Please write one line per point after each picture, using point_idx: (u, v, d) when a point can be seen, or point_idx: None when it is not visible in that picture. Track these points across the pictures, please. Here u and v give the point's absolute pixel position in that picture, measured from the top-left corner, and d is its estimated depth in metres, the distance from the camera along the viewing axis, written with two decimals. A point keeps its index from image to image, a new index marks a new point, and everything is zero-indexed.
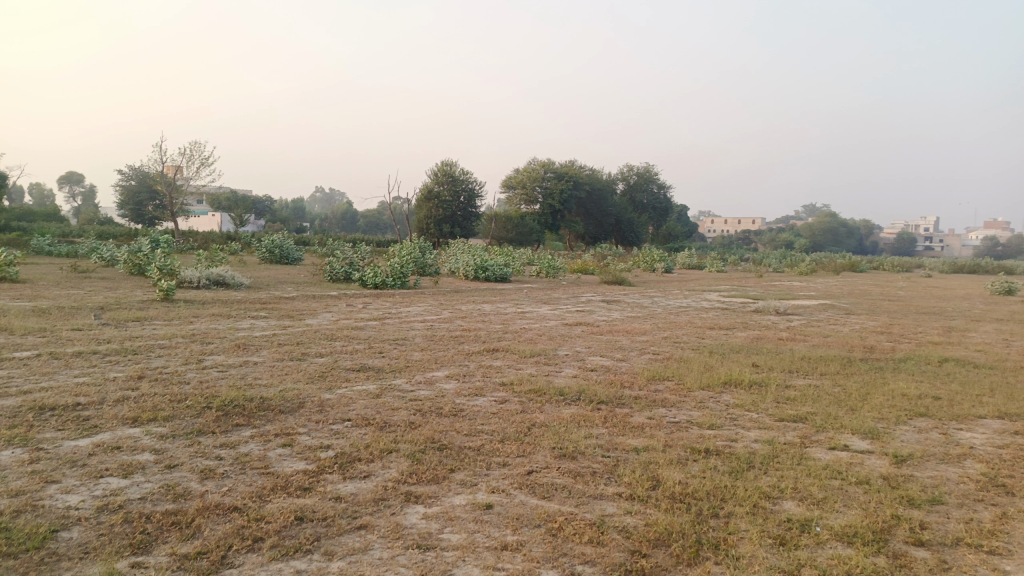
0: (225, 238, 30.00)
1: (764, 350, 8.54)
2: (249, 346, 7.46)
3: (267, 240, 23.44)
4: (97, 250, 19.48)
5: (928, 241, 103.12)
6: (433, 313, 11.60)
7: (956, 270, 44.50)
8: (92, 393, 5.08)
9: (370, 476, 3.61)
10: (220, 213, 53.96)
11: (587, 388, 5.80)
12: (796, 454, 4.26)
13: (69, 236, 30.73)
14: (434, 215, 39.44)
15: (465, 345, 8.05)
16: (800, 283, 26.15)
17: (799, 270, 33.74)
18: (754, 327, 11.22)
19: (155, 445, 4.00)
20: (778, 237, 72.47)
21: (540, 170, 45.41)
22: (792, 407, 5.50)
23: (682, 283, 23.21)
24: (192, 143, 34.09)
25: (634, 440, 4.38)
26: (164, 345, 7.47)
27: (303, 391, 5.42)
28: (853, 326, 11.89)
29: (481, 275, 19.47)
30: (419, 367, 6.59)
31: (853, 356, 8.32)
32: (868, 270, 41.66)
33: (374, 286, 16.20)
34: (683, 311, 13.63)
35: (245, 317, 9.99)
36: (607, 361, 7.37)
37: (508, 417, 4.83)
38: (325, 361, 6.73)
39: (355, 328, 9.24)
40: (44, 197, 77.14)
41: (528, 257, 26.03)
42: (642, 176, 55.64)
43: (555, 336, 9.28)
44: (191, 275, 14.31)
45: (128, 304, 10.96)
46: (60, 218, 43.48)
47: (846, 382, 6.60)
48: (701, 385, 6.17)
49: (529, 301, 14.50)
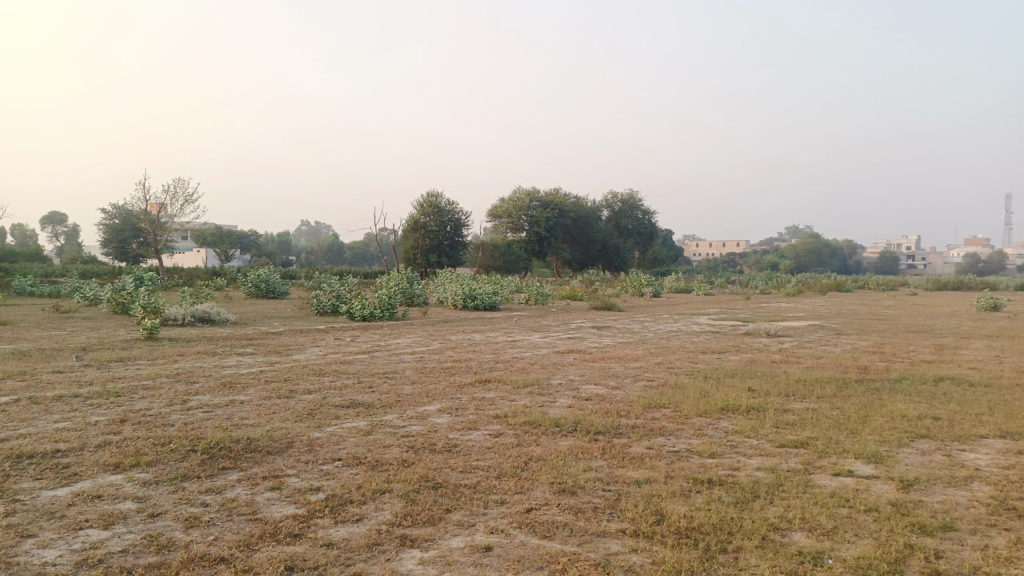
0: (210, 274, 29.81)
1: (759, 373, 8.46)
2: (235, 384, 7.29)
3: (253, 275, 23.26)
4: (80, 289, 19.23)
5: (910, 259, 104.24)
6: (423, 344, 11.47)
7: (940, 287, 44.98)
8: (72, 439, 4.90)
9: (363, 519, 3.46)
10: (205, 248, 53.72)
11: (583, 418, 5.69)
12: (801, 481, 4.17)
13: (52, 276, 30.38)
14: (421, 245, 39.40)
15: (456, 377, 7.91)
16: (788, 305, 26.25)
17: (786, 291, 33.89)
18: (747, 350, 11.17)
19: (138, 493, 3.83)
20: (763, 259, 73.04)
21: (525, 199, 45.59)
22: (792, 433, 5.41)
23: (671, 307, 23.20)
24: (177, 179, 33.95)
25: (635, 472, 4.26)
26: (147, 385, 7.29)
27: (292, 430, 5.26)
28: (845, 347, 11.88)
29: (470, 304, 19.37)
30: (410, 401, 6.46)
31: (848, 377, 8.26)
32: (854, 290, 41.92)
33: (362, 318, 16.05)
34: (674, 336, 13.58)
35: (232, 354, 9.81)
36: (601, 389, 7.26)
37: (504, 451, 4.71)
38: (314, 398, 6.57)
39: (344, 362, 9.09)
40: (26, 237, 76.53)
41: (516, 285, 25.97)
42: (626, 202, 56.05)
43: (547, 364, 9.17)
44: (176, 312, 14.10)
45: (111, 344, 10.75)
46: (43, 258, 43.08)
47: (844, 405, 6.52)
48: (698, 412, 6.07)
49: (519, 329, 14.40)
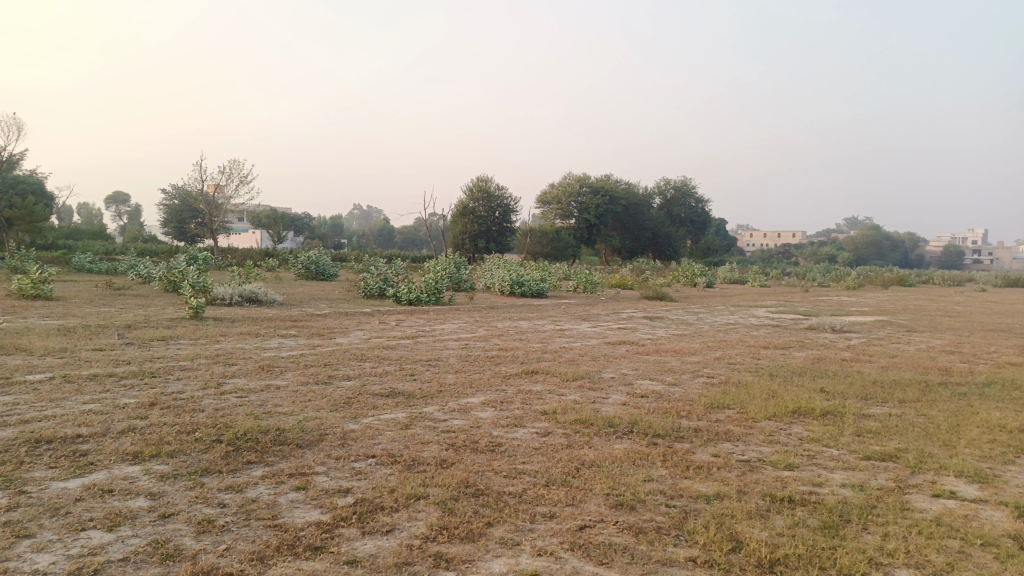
0: (262, 255, 30.06)
1: (829, 373, 7.80)
2: (273, 368, 6.99)
3: (302, 256, 23.26)
4: (134, 268, 19.45)
5: (977, 254, 99.72)
6: (468, 331, 11.09)
7: (1011, 283, 42.74)
8: (96, 423, 4.63)
9: (393, 531, 3.05)
10: (259, 230, 54.52)
11: (640, 418, 5.20)
12: (897, 504, 3.61)
13: (111, 254, 31.11)
14: (469, 230, 39.13)
15: (502, 367, 7.47)
16: (850, 298, 25.07)
17: (846, 284, 32.40)
18: (811, 346, 10.44)
19: (153, 488, 3.50)
20: (818, 251, 70.73)
21: (576, 184, 44.86)
22: (876, 443, 4.82)
23: (726, 298, 22.34)
24: (233, 160, 34.26)
25: (703, 484, 3.76)
26: (184, 366, 7.06)
27: (325, 420, 4.91)
28: (919, 345, 11.04)
29: (518, 290, 18.95)
30: (452, 392, 6.05)
31: (930, 380, 7.52)
32: (919, 284, 39.93)
33: (407, 302, 15.79)
34: (732, 329, 12.87)
35: (274, 336, 9.57)
36: (658, 385, 6.74)
37: (553, 454, 4.25)
38: (353, 385, 6.22)
39: (387, 348, 8.74)
40: (92, 215, 79.23)
41: (564, 271, 25.41)
42: (679, 189, 54.78)
43: (598, 356, 8.65)
44: (223, 292, 14.04)
45: (156, 322, 10.67)
46: (105, 237, 44.20)
47: (930, 412, 5.85)
48: (767, 415, 5.51)
49: (567, 318, 13.88)
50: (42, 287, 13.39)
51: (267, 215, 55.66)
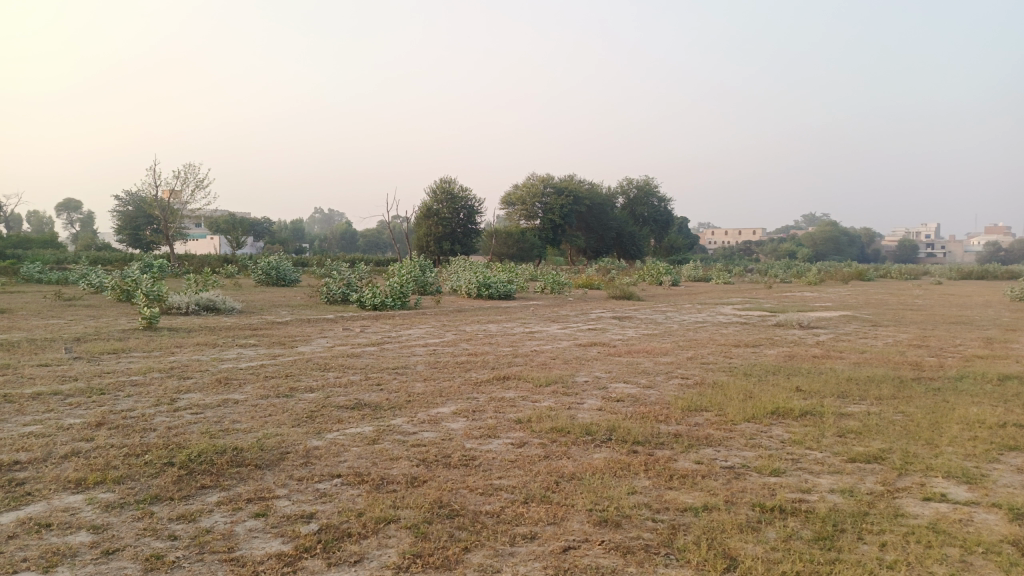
0: (222, 261, 29.35)
1: (803, 370, 7.74)
2: (231, 381, 6.65)
3: (263, 262, 22.70)
4: (85, 277, 18.73)
5: (930, 248, 102.41)
6: (435, 335, 10.82)
7: (964, 276, 43.86)
8: (36, 448, 4.27)
9: (362, 561, 2.81)
10: (218, 235, 53.32)
11: (617, 424, 5.01)
12: (889, 509, 3.48)
13: (63, 263, 30.06)
14: (434, 233, 38.76)
15: (473, 373, 7.24)
16: (812, 293, 25.30)
17: (808, 280, 32.83)
18: (782, 343, 10.41)
19: (96, 520, 3.19)
20: (778, 247, 71.84)
21: (540, 185, 44.77)
22: (858, 444, 4.71)
23: (691, 296, 22.42)
24: (188, 165, 33.38)
25: (689, 495, 3.58)
26: (135, 381, 6.67)
27: (287, 437, 4.62)
28: (886, 340, 11.09)
29: (484, 293, 18.72)
30: (421, 402, 5.80)
31: (904, 375, 7.48)
32: (877, 278, 40.70)
33: (372, 307, 15.45)
34: (701, 327, 12.81)
35: (233, 346, 9.19)
36: (632, 388, 6.58)
37: (530, 467, 4.03)
38: (316, 398, 5.93)
39: (352, 356, 8.43)
40: (43, 224, 76.86)
41: (531, 273, 25.25)
42: (642, 189, 55.11)
43: (570, 359, 8.47)
44: (180, 300, 13.54)
45: (108, 334, 10.19)
46: (57, 245, 42.78)
47: (908, 409, 5.79)
48: (745, 417, 5.38)
49: (536, 320, 13.68)
50: None
51: (226, 220, 54.50)
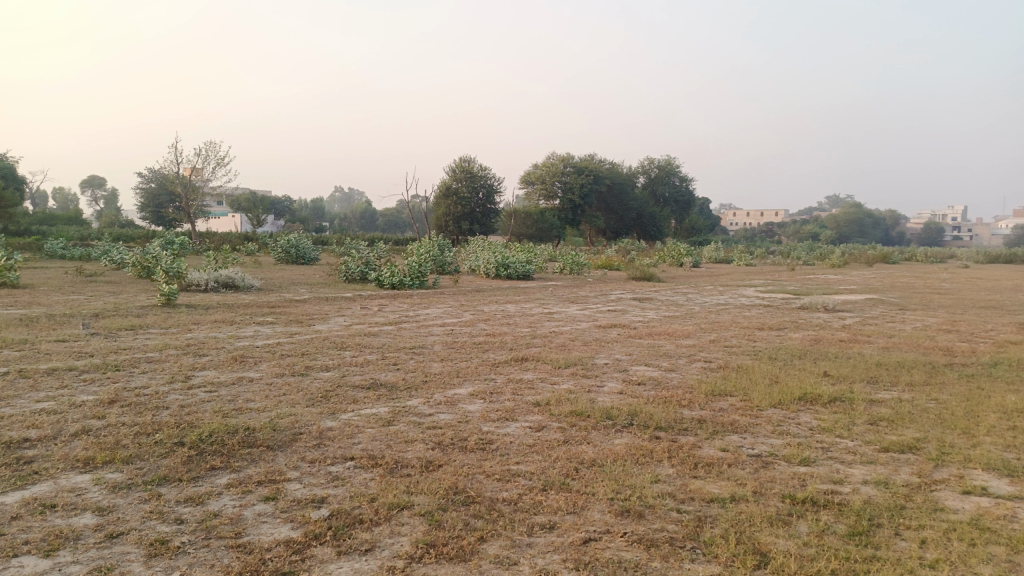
0: (242, 239, 29.46)
1: (830, 354, 7.51)
2: (246, 359, 6.57)
3: (282, 240, 22.70)
4: (107, 253, 18.82)
5: (956, 232, 100.53)
6: (453, 315, 10.70)
7: (992, 259, 42.97)
8: (47, 425, 4.20)
9: (373, 550, 2.69)
10: (239, 213, 53.58)
11: (640, 409, 4.85)
12: (927, 503, 3.30)
13: (86, 240, 30.29)
14: (452, 212, 38.63)
15: (490, 354, 7.10)
16: (836, 276, 24.87)
17: (831, 262, 32.37)
18: (806, 326, 10.16)
19: (103, 502, 3.10)
20: (801, 229, 70.87)
21: (559, 165, 44.33)
22: (890, 433, 4.52)
23: (713, 278, 22.12)
24: (209, 143, 33.42)
25: (716, 485, 3.43)
26: (151, 358, 6.62)
27: (301, 417, 4.52)
28: (915, 324, 10.80)
29: (503, 273, 18.59)
30: (437, 383, 5.68)
31: (936, 361, 7.23)
32: (902, 261, 40.03)
33: (390, 286, 15.37)
34: (723, 309, 12.56)
35: (250, 324, 9.13)
36: (654, 371, 6.42)
37: (548, 452, 3.90)
38: (331, 377, 5.83)
39: (368, 335, 8.33)
40: (67, 201, 77.69)
41: (549, 253, 25.02)
42: (663, 168, 54.49)
43: (590, 340, 8.31)
44: (199, 277, 13.53)
45: (126, 311, 10.18)
46: (81, 222, 43.16)
47: (941, 396, 5.57)
48: (772, 403, 5.19)
49: (555, 300, 13.52)
50: (8, 274, 12.84)
51: (247, 198, 54.71)
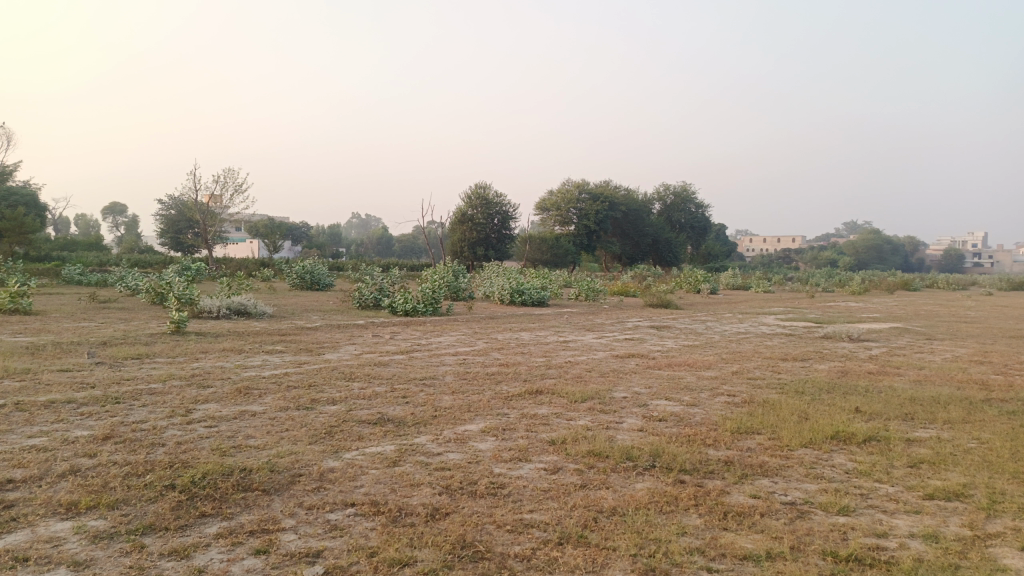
0: (258, 264, 29.45)
1: (860, 388, 7.15)
2: (251, 391, 6.34)
3: (297, 266, 22.63)
4: (123, 278, 18.81)
5: (977, 258, 99.22)
6: (466, 343, 10.45)
7: (1016, 286, 42.11)
8: (35, 465, 3.98)
9: None
10: (256, 239, 53.88)
11: (662, 449, 4.55)
12: (984, 562, 2.98)
13: (104, 266, 30.43)
14: (468, 238, 38.55)
15: (503, 386, 6.82)
16: (857, 304, 24.37)
17: (851, 289, 31.83)
18: (831, 358, 9.79)
19: (80, 555, 2.86)
20: (819, 255, 70.12)
21: (574, 191, 44.20)
22: (933, 477, 4.19)
23: (731, 305, 21.75)
24: (227, 170, 33.65)
25: (749, 540, 3.14)
26: (154, 390, 6.41)
27: (302, 457, 4.26)
28: (944, 355, 10.39)
29: (518, 299, 18.34)
30: (447, 418, 5.41)
31: (973, 396, 6.85)
32: (923, 288, 39.31)
33: (403, 312, 15.16)
34: (744, 339, 12.20)
35: (258, 353, 8.94)
36: (675, 406, 6.12)
37: (564, 499, 3.61)
38: (337, 411, 5.58)
39: (378, 365, 8.08)
40: (89, 227, 78.61)
41: (565, 279, 24.76)
42: (679, 195, 54.30)
43: (607, 372, 8.00)
44: (211, 304, 13.40)
45: (135, 339, 10.02)
46: (100, 247, 43.53)
47: (983, 435, 5.21)
48: (803, 442, 4.88)
49: (571, 328, 13.22)
50: (21, 300, 12.77)
51: (264, 225, 55.08)
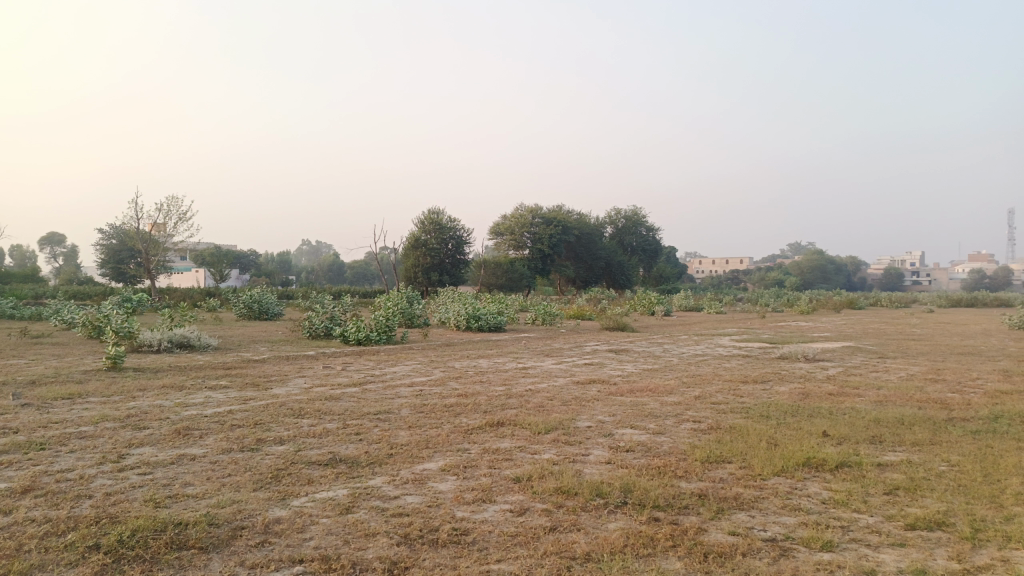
0: (204, 294, 28.51)
1: (824, 410, 7.08)
2: (191, 432, 5.90)
3: (245, 295, 21.94)
4: (58, 312, 17.89)
5: (915, 276, 102.85)
6: (422, 373, 10.12)
7: (954, 303, 43.60)
8: None
9: None
10: (202, 268, 52.42)
11: (633, 483, 4.32)
12: None
13: (38, 299, 29.03)
14: (422, 264, 38.14)
15: (463, 419, 6.52)
16: (807, 323, 24.80)
17: (800, 309, 32.43)
18: (790, 379, 9.77)
19: None
20: (767, 276, 71.64)
21: (528, 216, 44.27)
22: (911, 505, 4.05)
23: (686, 327, 21.86)
24: (171, 198, 32.65)
25: None
26: (84, 433, 5.93)
27: (245, 506, 3.89)
28: (899, 374, 10.48)
29: (474, 325, 18.06)
30: (404, 456, 5.09)
31: (935, 415, 6.83)
32: (867, 307, 40.37)
33: (356, 341, 14.71)
34: (702, 361, 12.15)
35: (201, 389, 8.45)
36: (641, 435, 5.92)
37: (534, 545, 3.34)
38: (284, 452, 5.21)
39: (330, 399, 7.70)
40: (25, 258, 75.49)
41: (520, 304, 24.60)
42: (630, 219, 54.97)
43: (569, 399, 7.77)
44: (151, 337, 12.76)
45: (67, 376, 9.40)
46: (36, 279, 41.68)
47: (952, 457, 5.14)
48: (774, 470, 4.72)
49: (529, 354, 12.99)
50: None
51: (212, 253, 53.64)
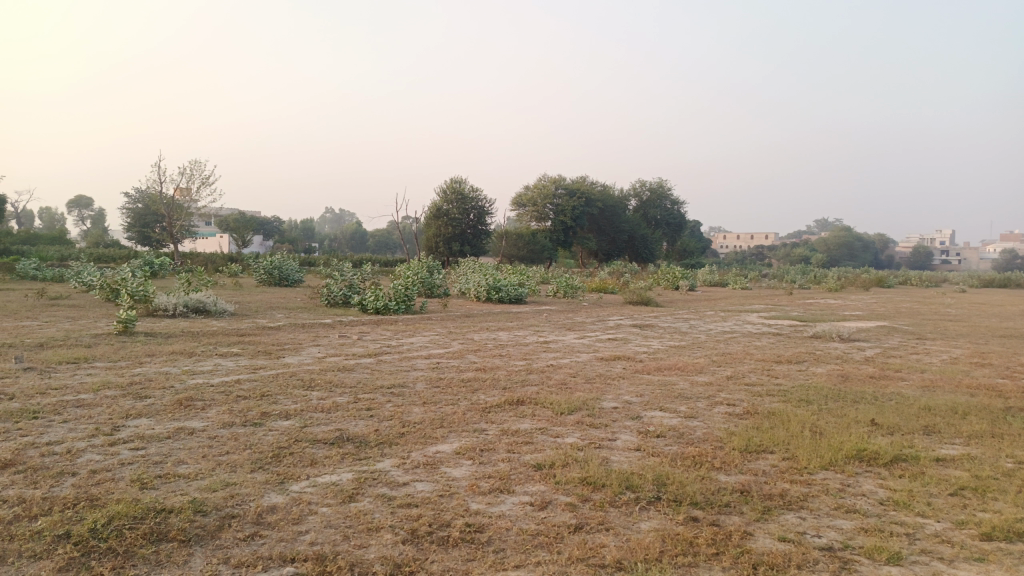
0: (225, 260, 28.37)
1: (869, 396, 6.58)
2: (193, 404, 5.56)
3: (265, 261, 21.70)
4: (78, 275, 17.76)
5: (945, 255, 100.74)
6: (440, 345, 9.74)
7: (986, 284, 42.42)
8: None
9: None
10: (226, 233, 52.57)
11: (668, 475, 3.89)
12: None
13: (62, 261, 29.10)
14: (443, 233, 37.74)
15: (481, 396, 6.12)
16: (836, 301, 24.13)
17: (827, 286, 31.55)
18: (826, 360, 9.25)
19: None
20: (792, 252, 70.34)
21: (551, 186, 43.55)
22: (983, 509, 3.59)
23: (712, 302, 21.28)
24: (194, 162, 32.44)
25: None
26: (82, 402, 5.61)
27: (239, 491, 3.53)
28: (942, 357, 9.91)
29: (494, 296, 17.66)
30: (415, 436, 4.70)
31: (991, 404, 6.30)
32: (897, 284, 39.22)
33: (374, 310, 14.38)
34: (731, 338, 11.66)
35: (211, 356, 8.14)
36: (673, 418, 5.50)
37: (557, 548, 2.94)
38: (289, 429, 4.85)
39: (342, 370, 7.35)
40: (54, 221, 76.38)
41: (542, 275, 24.16)
42: (655, 192, 53.92)
43: (593, 377, 7.34)
44: (166, 301, 12.51)
45: (76, 340, 9.14)
46: (63, 241, 42.00)
47: (1019, 453, 4.65)
48: (823, 464, 4.28)
49: (550, 327, 12.55)
50: None
51: (235, 219, 53.68)
